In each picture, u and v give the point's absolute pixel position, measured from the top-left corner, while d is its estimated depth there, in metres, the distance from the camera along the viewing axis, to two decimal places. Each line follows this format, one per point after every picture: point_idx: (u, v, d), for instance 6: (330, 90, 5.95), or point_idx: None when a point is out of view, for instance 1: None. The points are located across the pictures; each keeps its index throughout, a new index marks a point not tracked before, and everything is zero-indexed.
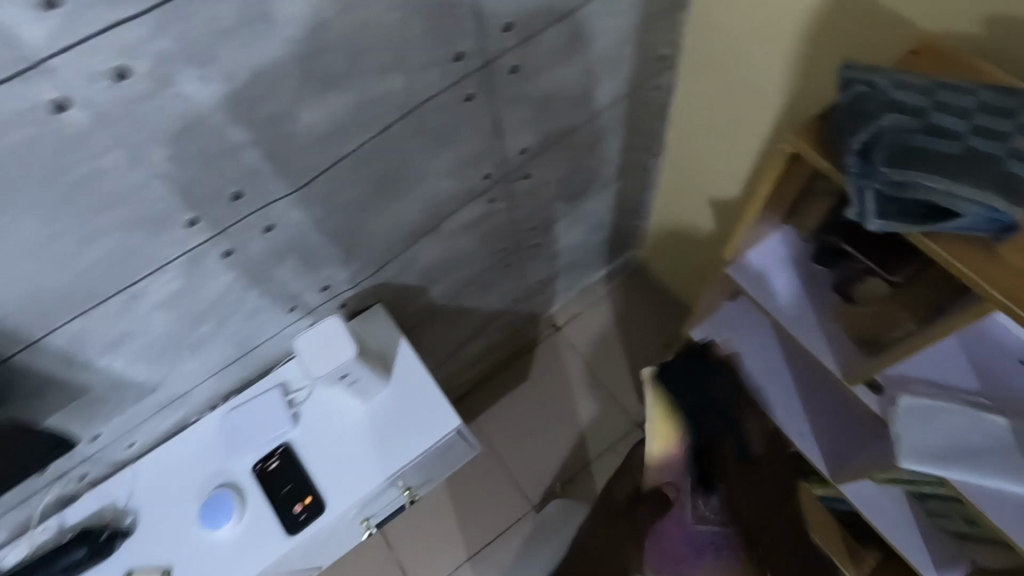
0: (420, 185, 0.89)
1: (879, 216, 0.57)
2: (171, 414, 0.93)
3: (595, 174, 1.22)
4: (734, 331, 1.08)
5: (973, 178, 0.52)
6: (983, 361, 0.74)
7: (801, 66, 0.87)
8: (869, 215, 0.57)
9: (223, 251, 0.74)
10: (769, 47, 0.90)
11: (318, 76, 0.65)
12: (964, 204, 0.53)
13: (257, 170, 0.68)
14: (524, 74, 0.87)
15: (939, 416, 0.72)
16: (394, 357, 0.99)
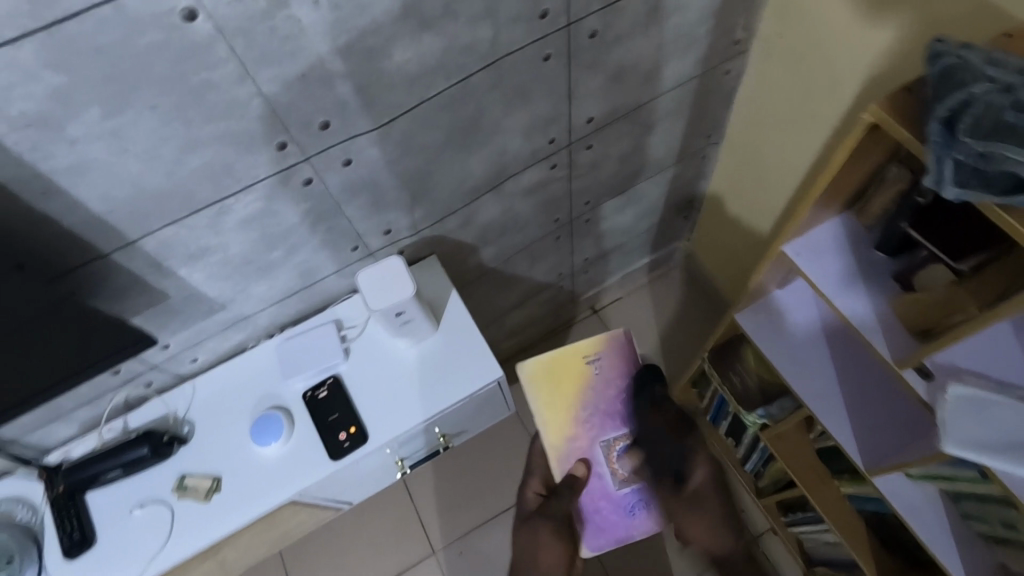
0: (491, 141, 0.91)
1: (958, 185, 0.52)
2: (235, 334, 0.99)
3: (657, 155, 1.22)
4: (783, 319, 1.03)
5: None
6: None
7: (882, 51, 0.82)
8: (946, 183, 0.53)
9: (304, 179, 0.78)
10: (851, 31, 0.85)
11: (415, 16, 0.67)
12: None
13: (346, 103, 0.72)
14: (605, 40, 0.87)
15: (983, 403, 0.68)
16: (444, 308, 1.02)
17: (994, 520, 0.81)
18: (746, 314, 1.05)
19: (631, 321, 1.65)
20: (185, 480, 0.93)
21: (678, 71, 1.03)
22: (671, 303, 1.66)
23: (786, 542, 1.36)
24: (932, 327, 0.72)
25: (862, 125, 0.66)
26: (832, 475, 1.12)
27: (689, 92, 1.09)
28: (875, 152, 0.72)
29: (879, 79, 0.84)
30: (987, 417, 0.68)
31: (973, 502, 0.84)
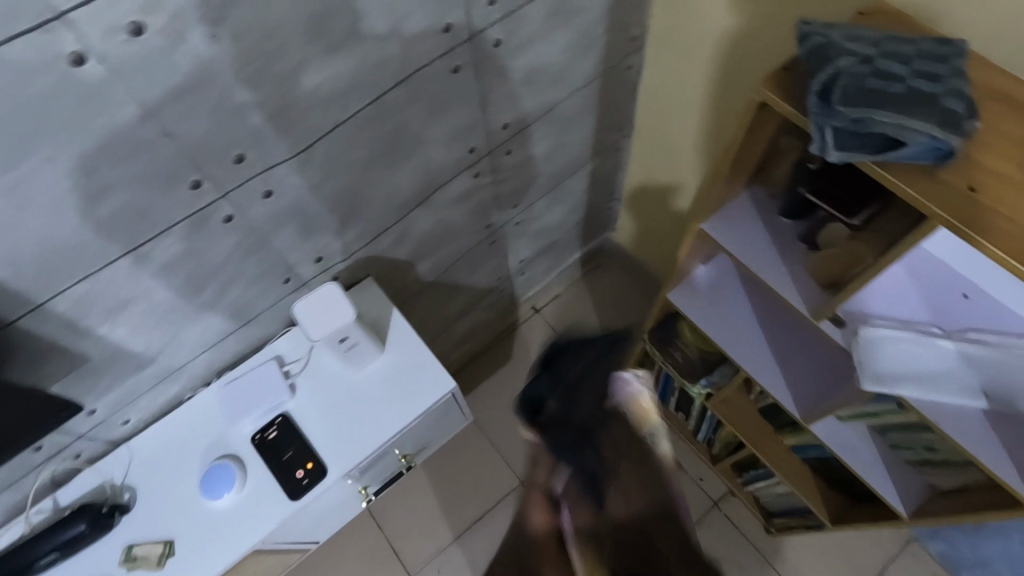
0: (414, 155, 0.92)
1: (840, 148, 0.58)
2: (171, 386, 0.94)
3: (575, 152, 1.26)
4: (711, 291, 1.10)
5: (917, 110, 0.55)
6: (931, 289, 0.77)
7: (759, 34, 0.90)
8: (830, 148, 0.58)
9: (225, 216, 0.76)
10: (733, 18, 0.93)
11: (322, 39, 0.67)
12: (911, 136, 0.55)
13: (261, 133, 0.70)
14: (510, 47, 0.90)
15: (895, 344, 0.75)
16: (387, 327, 1.01)
17: (916, 445, 0.90)
18: (678, 292, 1.11)
19: (573, 315, 1.70)
20: (133, 551, 0.87)
21: (584, 71, 1.07)
22: (608, 292, 1.73)
23: (744, 501, 1.44)
24: (839, 280, 0.80)
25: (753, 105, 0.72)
26: (776, 431, 1.20)
27: (597, 89, 1.15)
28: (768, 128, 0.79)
29: (762, 59, 0.92)
30: (900, 356, 0.75)
31: (896, 433, 0.93)
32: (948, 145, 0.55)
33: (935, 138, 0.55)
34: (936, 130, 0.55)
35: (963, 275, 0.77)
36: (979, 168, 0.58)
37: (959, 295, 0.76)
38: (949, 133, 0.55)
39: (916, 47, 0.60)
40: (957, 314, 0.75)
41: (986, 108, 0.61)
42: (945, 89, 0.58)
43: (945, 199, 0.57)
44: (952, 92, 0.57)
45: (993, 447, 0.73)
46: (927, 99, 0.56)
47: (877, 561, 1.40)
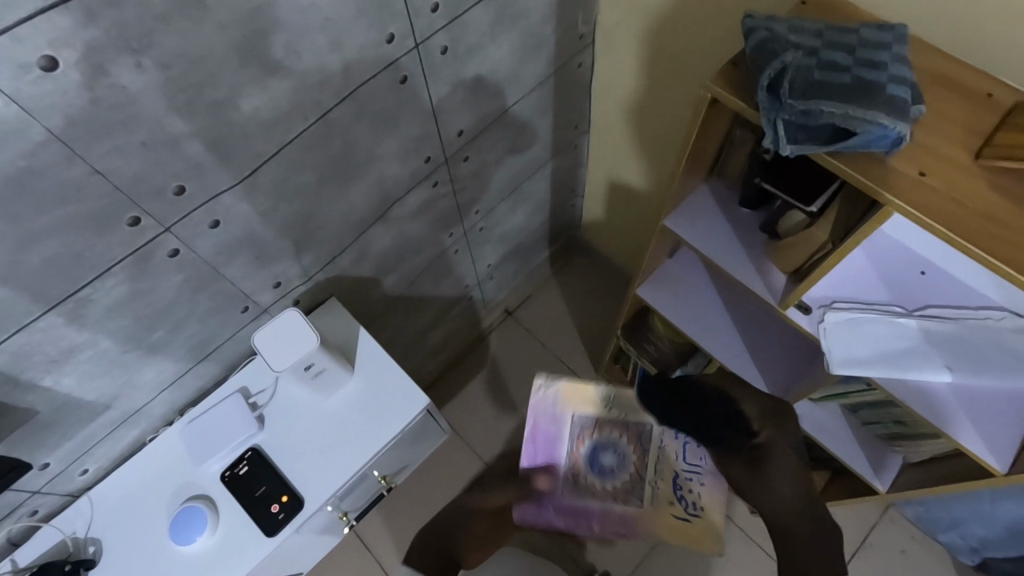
0: (368, 170, 0.89)
1: (792, 142, 0.58)
2: (131, 429, 0.90)
3: (534, 153, 1.25)
4: (679, 283, 1.10)
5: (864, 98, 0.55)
6: (891, 270, 0.79)
7: (709, 22, 0.90)
8: (782, 143, 0.58)
9: (171, 250, 0.72)
10: (684, 6, 0.92)
11: (256, 61, 0.64)
12: (860, 125, 0.55)
13: (200, 163, 0.67)
14: (458, 54, 0.88)
15: (860, 325, 0.77)
16: (356, 349, 0.99)
17: (886, 420, 0.92)
18: (646, 288, 1.10)
19: (545, 314, 1.69)
20: None
21: (534, 72, 1.06)
22: (578, 289, 1.72)
23: None
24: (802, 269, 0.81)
25: (704, 99, 0.71)
26: None
27: (550, 89, 1.14)
28: (722, 121, 0.79)
29: (713, 45, 0.92)
30: (864, 338, 0.77)
31: (868, 410, 0.95)
32: (895, 133, 0.56)
33: (882, 126, 0.55)
34: (883, 118, 0.55)
35: (919, 253, 0.78)
36: (925, 153, 0.59)
37: (917, 272, 0.77)
38: (897, 121, 0.55)
39: (861, 36, 0.60)
40: (916, 293, 0.76)
41: (930, 93, 0.62)
42: (888, 76, 0.58)
43: (900, 185, 0.58)
44: (894, 79, 0.57)
45: (961, 420, 0.74)
46: (874, 88, 0.56)
47: (857, 531, 1.44)
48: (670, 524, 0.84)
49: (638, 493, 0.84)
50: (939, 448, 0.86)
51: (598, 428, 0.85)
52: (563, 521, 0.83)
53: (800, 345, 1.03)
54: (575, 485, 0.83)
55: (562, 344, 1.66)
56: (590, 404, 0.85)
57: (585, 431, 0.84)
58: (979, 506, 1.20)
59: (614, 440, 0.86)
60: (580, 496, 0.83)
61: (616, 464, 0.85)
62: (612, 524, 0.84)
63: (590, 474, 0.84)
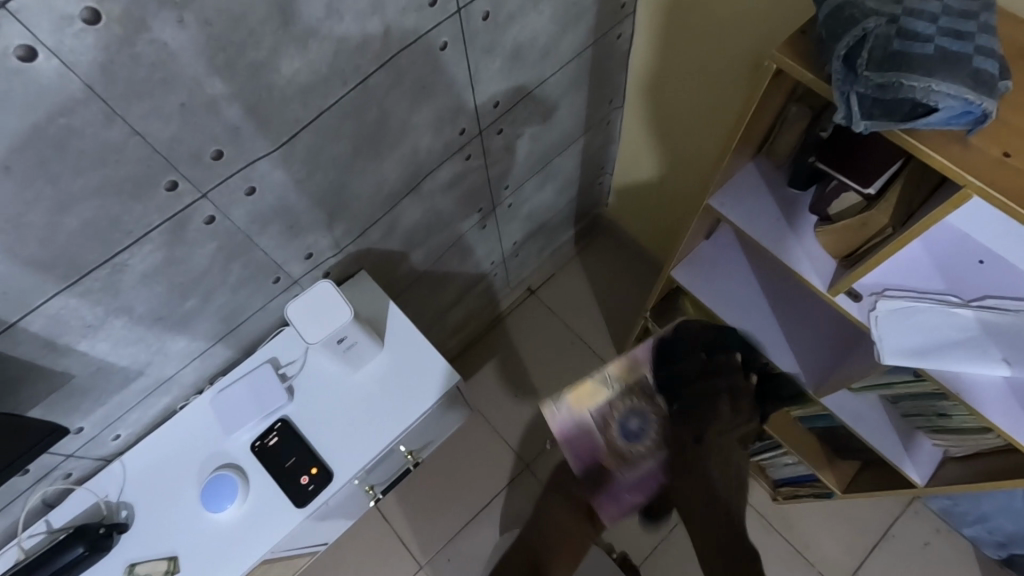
0: (402, 141, 0.87)
1: (866, 117, 0.55)
2: (162, 396, 0.90)
3: (566, 128, 1.21)
4: (715, 266, 1.07)
5: (950, 72, 0.51)
6: (945, 260, 0.76)
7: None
8: (856, 117, 0.56)
9: (206, 217, 0.71)
10: None
11: (298, 21, 0.62)
12: (942, 101, 0.52)
13: (238, 127, 0.65)
14: (497, 21, 0.85)
15: (910, 312, 0.74)
16: (385, 323, 0.97)
17: (928, 413, 0.89)
18: (680, 270, 1.08)
19: (568, 294, 1.67)
20: (136, 568, 0.84)
21: (572, 42, 1.02)
22: (602, 269, 1.70)
23: (749, 471, 1.45)
24: (855, 252, 0.78)
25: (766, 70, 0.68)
26: None
27: (586, 61, 1.10)
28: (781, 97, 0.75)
29: (754, 20, 0.89)
30: (914, 325, 0.73)
31: (909, 402, 0.92)
32: (979, 109, 0.52)
33: (966, 102, 0.52)
34: (967, 93, 0.51)
35: (978, 241, 0.75)
36: (1008, 132, 0.55)
37: (974, 262, 0.75)
38: (982, 96, 0.52)
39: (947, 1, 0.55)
40: (976, 284, 0.73)
41: (1013, 67, 0.58)
42: (974, 48, 0.54)
43: (981, 165, 0.54)
44: (981, 50, 0.53)
45: (1016, 413, 0.72)
46: (959, 60, 0.52)
47: (878, 521, 1.42)
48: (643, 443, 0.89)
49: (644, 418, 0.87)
50: (986, 443, 0.83)
51: (616, 405, 0.88)
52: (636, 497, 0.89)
53: (837, 332, 1.01)
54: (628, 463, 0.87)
55: (585, 323, 1.64)
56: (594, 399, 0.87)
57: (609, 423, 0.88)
58: (1011, 504, 1.17)
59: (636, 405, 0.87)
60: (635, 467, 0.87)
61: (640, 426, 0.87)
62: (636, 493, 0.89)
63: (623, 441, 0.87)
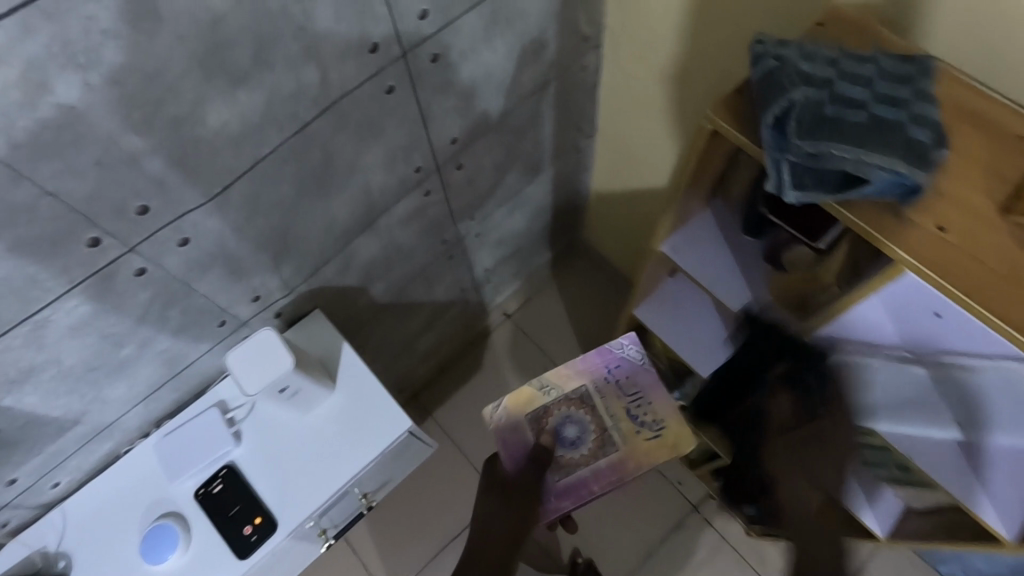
0: (352, 181, 0.84)
1: (797, 188, 0.53)
2: (105, 441, 0.87)
3: (533, 158, 1.19)
4: (678, 306, 1.05)
5: (880, 143, 0.50)
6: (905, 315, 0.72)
7: (707, 40, 0.88)
8: (787, 186, 0.54)
9: (136, 268, 0.68)
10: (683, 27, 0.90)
11: (223, 75, 0.59)
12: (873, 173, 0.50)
13: (164, 181, 0.63)
14: (449, 60, 0.83)
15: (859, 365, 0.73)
16: (337, 362, 0.95)
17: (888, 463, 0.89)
18: (643, 308, 1.06)
19: (543, 318, 1.65)
20: None
21: (533, 75, 1.00)
22: (579, 293, 1.67)
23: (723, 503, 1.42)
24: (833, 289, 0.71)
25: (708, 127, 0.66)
26: None
27: (551, 93, 1.07)
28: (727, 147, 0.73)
29: (713, 62, 0.89)
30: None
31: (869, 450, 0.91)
32: (912, 180, 0.51)
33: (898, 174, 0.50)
34: (898, 165, 0.50)
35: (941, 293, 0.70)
36: (954, 205, 0.53)
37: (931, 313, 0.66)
38: (916, 167, 0.50)
39: (879, 68, 0.55)
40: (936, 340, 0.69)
41: (957, 130, 0.56)
42: (909, 116, 0.52)
43: (927, 248, 0.52)
44: (916, 119, 0.52)
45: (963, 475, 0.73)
46: (890, 129, 0.51)
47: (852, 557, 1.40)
48: (647, 446, 0.94)
49: (609, 443, 0.94)
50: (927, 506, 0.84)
51: (553, 410, 0.96)
52: (573, 499, 0.91)
53: None
54: (561, 469, 0.93)
55: (560, 350, 1.62)
56: (529, 400, 0.96)
57: (543, 420, 0.96)
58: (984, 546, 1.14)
59: (569, 413, 0.96)
60: (567, 474, 0.92)
61: (578, 435, 0.94)
62: (586, 484, 0.92)
63: (562, 450, 0.94)
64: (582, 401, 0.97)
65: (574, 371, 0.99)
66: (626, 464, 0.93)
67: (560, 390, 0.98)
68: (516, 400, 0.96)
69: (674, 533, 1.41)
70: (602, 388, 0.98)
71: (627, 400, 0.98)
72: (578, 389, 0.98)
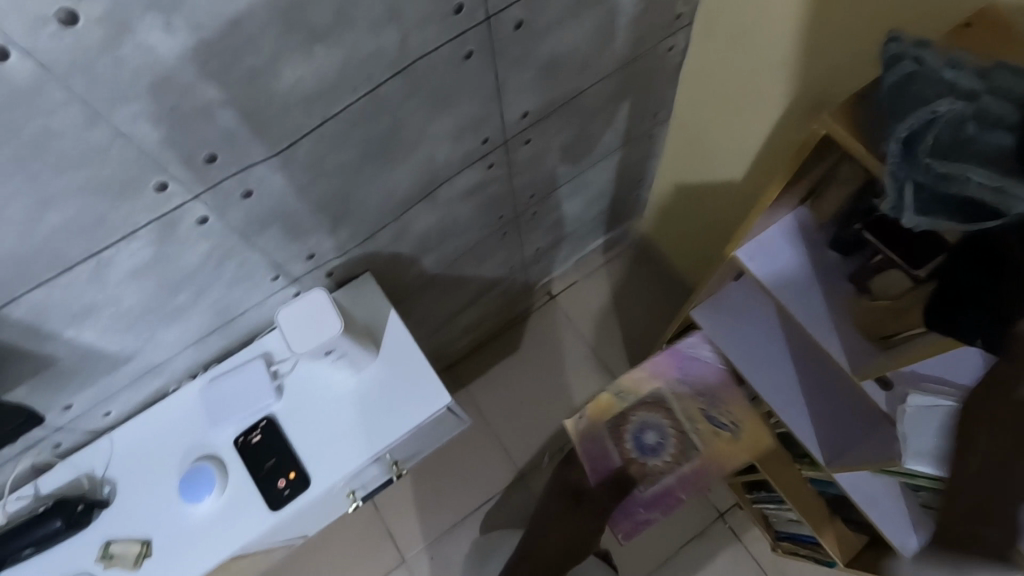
0: (417, 151, 0.81)
1: (917, 211, 0.49)
2: (155, 379, 0.90)
3: (601, 141, 1.13)
4: (737, 316, 1.00)
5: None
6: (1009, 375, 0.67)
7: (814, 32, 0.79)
8: (905, 209, 0.50)
9: (198, 218, 0.68)
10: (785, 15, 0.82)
11: (304, 28, 0.57)
12: (1013, 207, 0.45)
13: (233, 133, 0.61)
14: (533, 31, 0.78)
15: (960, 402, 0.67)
16: (383, 332, 0.94)
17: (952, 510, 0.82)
18: (700, 313, 1.01)
19: (588, 306, 1.60)
20: (110, 548, 0.85)
21: (616, 53, 0.94)
22: (627, 284, 1.62)
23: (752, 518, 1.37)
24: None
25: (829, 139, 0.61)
26: (792, 460, 1.09)
27: (631, 73, 1.01)
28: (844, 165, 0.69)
29: (817, 57, 0.81)
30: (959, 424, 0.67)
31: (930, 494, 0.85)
32: None
33: None
34: None
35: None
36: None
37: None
38: None
39: None
40: None
41: None
42: None
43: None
44: None
45: None
46: None
47: None
48: (724, 446, 1.06)
49: (689, 447, 1.07)
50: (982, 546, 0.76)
51: (633, 420, 1.08)
52: (658, 505, 1.08)
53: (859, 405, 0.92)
54: (647, 476, 1.08)
55: (601, 340, 1.58)
56: (609, 411, 1.08)
57: (623, 429, 1.08)
58: None
59: (648, 420, 1.07)
60: (652, 483, 1.08)
61: (657, 443, 1.07)
62: (673, 488, 1.07)
63: (645, 458, 1.08)
64: (660, 407, 1.07)
65: (647, 377, 1.08)
66: (704, 460, 1.07)
67: (636, 395, 1.08)
68: (596, 409, 1.08)
69: (697, 540, 1.38)
70: (676, 391, 1.07)
71: (698, 397, 1.08)
72: (653, 396, 1.07)
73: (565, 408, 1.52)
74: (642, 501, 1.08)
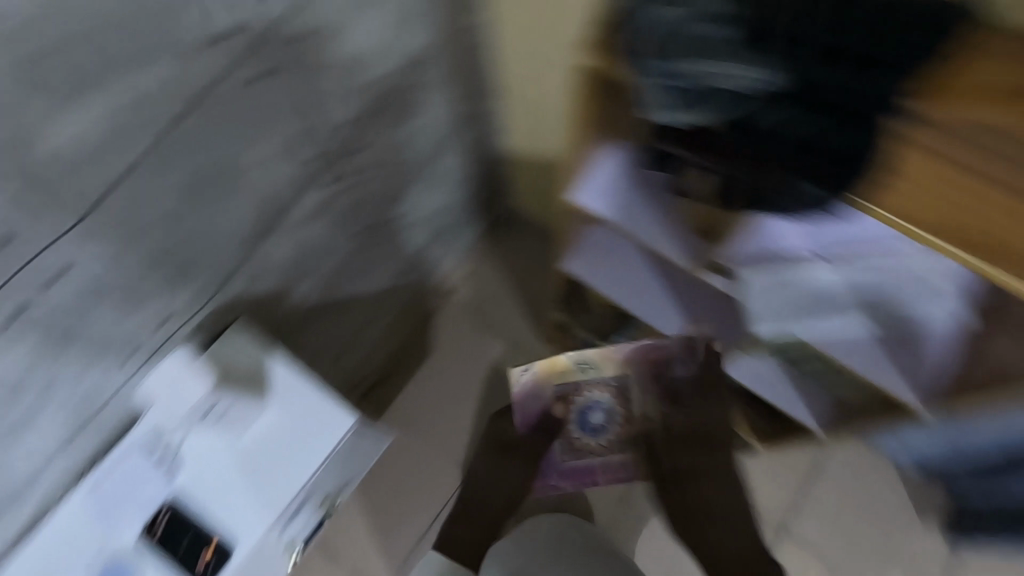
0: (242, 184, 0.78)
1: (668, 111, 0.58)
2: (29, 498, 0.82)
3: (437, 129, 1.15)
4: (606, 258, 1.06)
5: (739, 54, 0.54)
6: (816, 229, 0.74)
7: None
8: (655, 113, 0.59)
9: (9, 314, 0.62)
10: None
11: (52, 85, 0.53)
12: (739, 80, 0.55)
13: (11, 214, 0.57)
14: (323, 36, 0.76)
15: (761, 273, 0.77)
16: (266, 376, 0.89)
17: None
18: (574, 264, 1.06)
19: (486, 292, 1.62)
20: None
21: (418, 42, 0.95)
22: (517, 262, 1.65)
23: None
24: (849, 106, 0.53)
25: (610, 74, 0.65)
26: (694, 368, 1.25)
27: (442, 57, 1.03)
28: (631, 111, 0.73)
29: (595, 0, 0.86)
30: (767, 288, 0.78)
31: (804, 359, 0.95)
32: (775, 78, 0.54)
33: (769, 83, 0.54)
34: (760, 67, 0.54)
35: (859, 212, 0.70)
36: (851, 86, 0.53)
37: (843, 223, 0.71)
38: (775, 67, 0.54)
39: None
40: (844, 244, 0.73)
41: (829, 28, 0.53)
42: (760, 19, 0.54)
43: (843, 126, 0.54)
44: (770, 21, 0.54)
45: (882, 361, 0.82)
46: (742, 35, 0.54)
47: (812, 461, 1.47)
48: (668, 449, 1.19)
49: (627, 437, 1.21)
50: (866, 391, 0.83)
51: (580, 388, 1.14)
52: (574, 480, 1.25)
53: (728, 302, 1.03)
54: (573, 447, 1.22)
55: (508, 320, 1.60)
56: (562, 372, 1.12)
57: (571, 397, 1.16)
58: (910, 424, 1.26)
59: (596, 399, 1.16)
60: (579, 457, 1.24)
61: (598, 421, 1.18)
62: (595, 468, 1.24)
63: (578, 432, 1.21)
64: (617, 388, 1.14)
65: (619, 357, 1.09)
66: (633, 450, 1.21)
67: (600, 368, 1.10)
68: (549, 364, 1.11)
69: None
70: (639, 380, 1.13)
71: (659, 395, 1.15)
72: (619, 377, 1.12)
73: (493, 394, 1.54)
74: (558, 469, 1.24)
